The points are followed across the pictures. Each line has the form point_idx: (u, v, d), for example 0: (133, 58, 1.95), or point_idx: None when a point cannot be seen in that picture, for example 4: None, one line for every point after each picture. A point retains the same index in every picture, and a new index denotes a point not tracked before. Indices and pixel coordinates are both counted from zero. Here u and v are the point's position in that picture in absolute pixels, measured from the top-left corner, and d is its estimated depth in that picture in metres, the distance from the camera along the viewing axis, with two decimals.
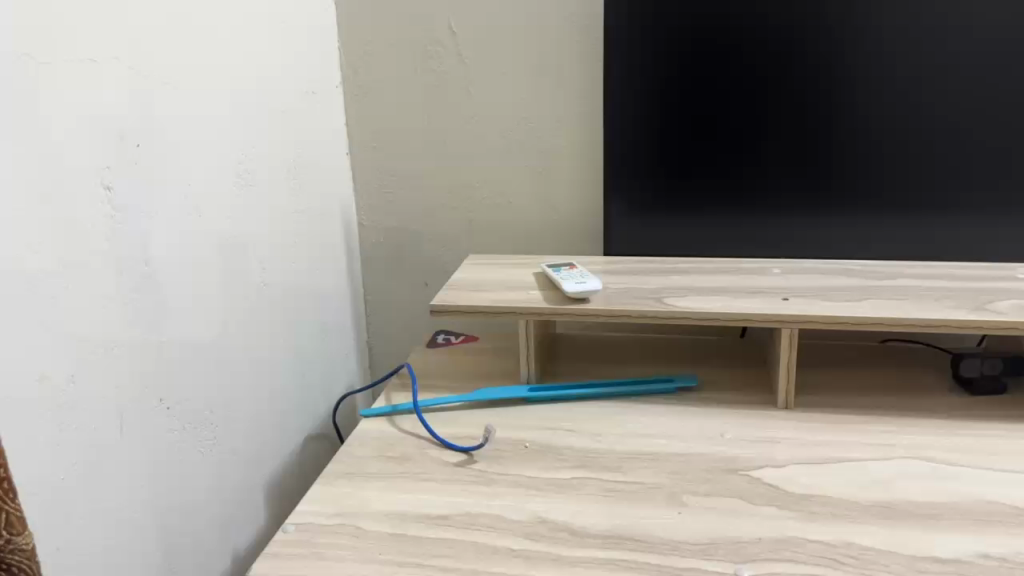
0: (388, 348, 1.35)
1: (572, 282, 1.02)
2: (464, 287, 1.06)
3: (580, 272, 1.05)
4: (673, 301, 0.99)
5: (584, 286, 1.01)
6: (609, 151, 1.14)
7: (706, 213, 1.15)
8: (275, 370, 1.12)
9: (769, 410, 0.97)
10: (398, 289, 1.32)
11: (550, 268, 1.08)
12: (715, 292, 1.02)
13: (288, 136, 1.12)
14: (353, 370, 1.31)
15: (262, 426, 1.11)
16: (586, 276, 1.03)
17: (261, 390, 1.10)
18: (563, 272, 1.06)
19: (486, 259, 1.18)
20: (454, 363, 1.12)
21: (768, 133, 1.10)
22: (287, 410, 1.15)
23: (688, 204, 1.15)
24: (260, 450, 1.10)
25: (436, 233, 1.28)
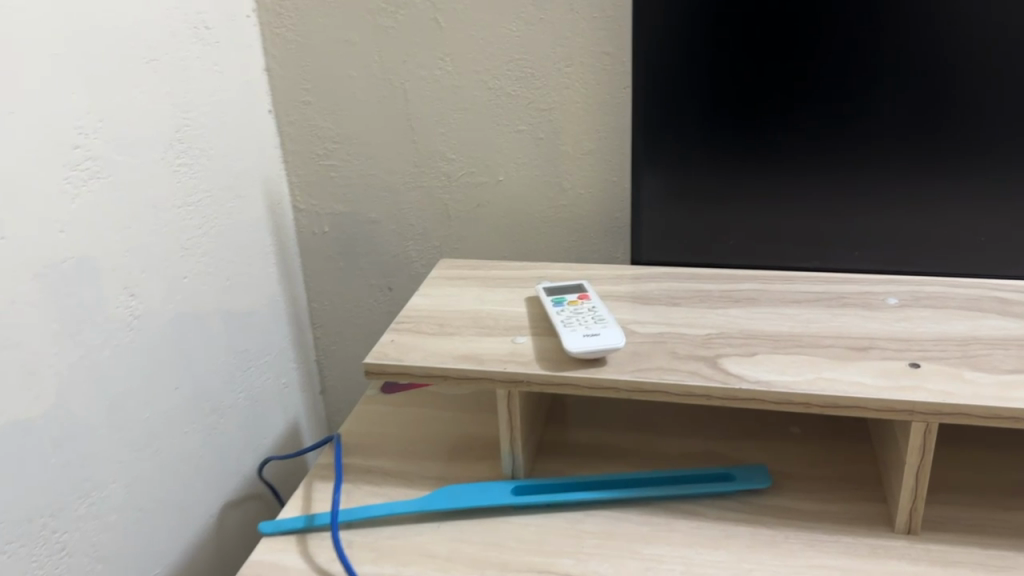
0: (343, 369, 1.02)
1: (574, 329, 0.66)
2: (421, 328, 0.72)
3: (591, 308, 0.70)
4: (736, 364, 0.64)
5: (592, 336, 0.65)
6: (636, 119, 0.74)
7: (784, 216, 0.76)
8: (162, 431, 0.80)
9: (883, 542, 0.62)
10: (352, 296, 0.97)
11: (548, 299, 0.72)
12: (799, 346, 0.66)
13: (164, 94, 0.76)
14: (297, 403, 0.99)
15: (149, 509, 0.79)
16: (600, 316, 0.68)
17: (141, 460, 0.78)
18: (566, 307, 0.70)
19: (463, 270, 0.83)
20: (412, 429, 0.78)
21: (886, 101, 0.69)
22: (188, 478, 0.84)
23: (755, 199, 0.76)
24: (148, 541, 0.79)
25: (399, 224, 0.93)
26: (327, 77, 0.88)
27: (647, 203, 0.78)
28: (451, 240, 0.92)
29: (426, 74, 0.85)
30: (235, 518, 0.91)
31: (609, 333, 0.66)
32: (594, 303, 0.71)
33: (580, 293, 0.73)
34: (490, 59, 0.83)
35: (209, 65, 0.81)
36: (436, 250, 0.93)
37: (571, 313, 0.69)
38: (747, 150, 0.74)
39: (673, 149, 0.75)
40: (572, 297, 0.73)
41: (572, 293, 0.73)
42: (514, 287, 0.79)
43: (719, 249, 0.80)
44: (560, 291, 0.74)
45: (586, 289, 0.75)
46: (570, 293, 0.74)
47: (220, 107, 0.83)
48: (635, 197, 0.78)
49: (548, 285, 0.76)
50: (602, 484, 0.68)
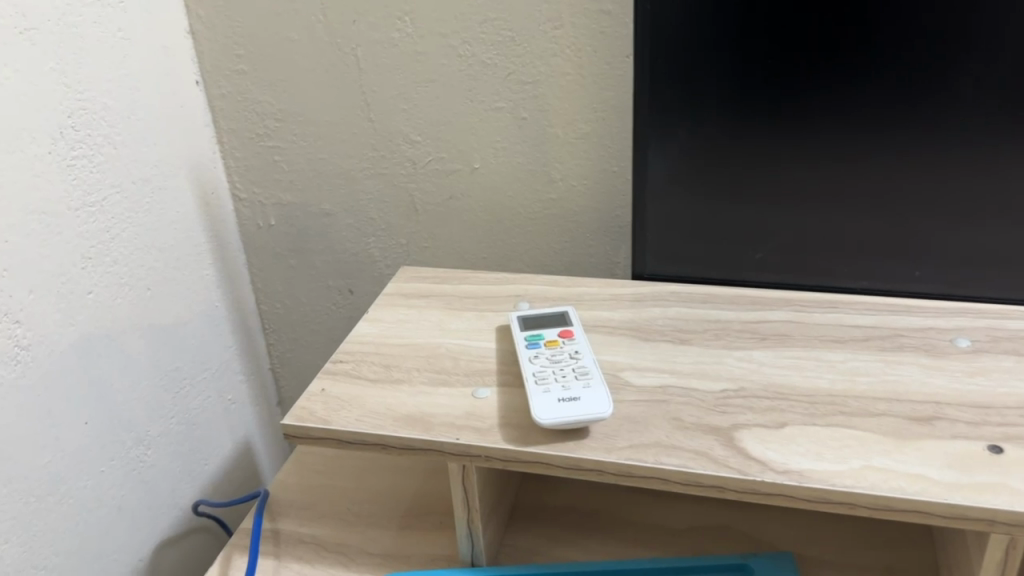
0: (302, 377, 0.89)
1: (547, 390, 0.51)
2: (360, 371, 0.58)
3: (573, 355, 0.54)
4: (759, 443, 0.49)
5: (570, 403, 0.50)
6: (641, 101, 0.57)
7: (825, 224, 0.60)
8: (72, 475, 0.67)
9: None
10: (307, 299, 0.83)
11: (522, 339, 0.57)
12: (842, 414, 0.51)
13: (48, 69, 0.60)
14: (245, 419, 0.86)
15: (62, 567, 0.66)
16: (583, 370, 0.52)
17: (45, 513, 0.64)
18: (542, 353, 0.55)
19: (427, 283, 0.68)
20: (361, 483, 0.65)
21: (972, 85, 0.52)
22: (106, 525, 0.71)
23: (788, 205, 0.60)
24: None
25: (357, 219, 0.78)
26: (262, 40, 0.71)
27: (651, 203, 0.62)
28: (419, 238, 0.77)
29: (382, 37, 0.68)
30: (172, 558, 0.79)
31: (592, 397, 0.50)
32: (579, 346, 0.55)
33: (563, 331, 0.58)
34: (460, 19, 0.66)
35: (110, 30, 0.65)
36: (402, 249, 0.78)
37: (547, 363, 0.54)
38: (780, 141, 0.57)
39: (685, 138, 0.59)
40: (552, 336, 0.57)
41: (552, 330, 0.58)
42: (484, 311, 0.64)
43: (740, 262, 0.64)
44: (538, 325, 0.59)
45: (571, 322, 0.59)
46: (549, 328, 0.58)
47: (128, 82, 0.67)
48: (636, 197, 0.62)
49: (525, 314, 0.61)
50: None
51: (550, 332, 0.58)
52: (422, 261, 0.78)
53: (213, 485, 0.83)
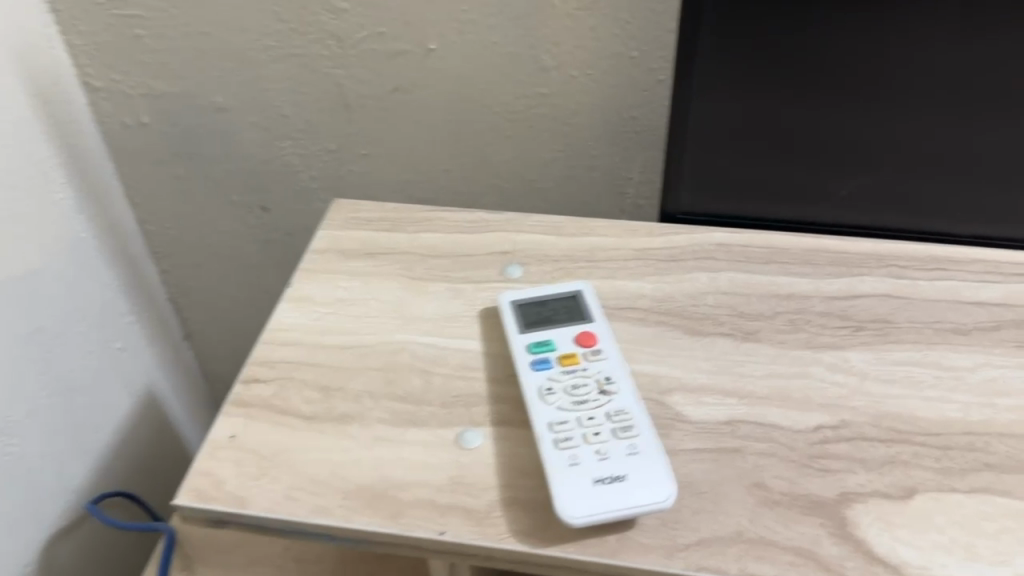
0: (211, 307, 0.70)
1: (577, 463, 0.34)
2: (287, 400, 0.39)
3: (604, 390, 0.37)
4: (882, 530, 0.34)
5: (615, 489, 0.33)
6: None
7: (949, 144, 0.41)
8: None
9: None
10: (207, 216, 0.63)
11: (523, 351, 0.39)
12: (987, 469, 0.36)
13: None
14: (137, 367, 0.66)
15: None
16: (624, 421, 0.35)
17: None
18: (557, 384, 0.37)
19: (375, 231, 0.48)
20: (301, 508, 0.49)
21: None
22: None
23: (903, 120, 0.41)
24: None
25: (266, 118, 0.56)
26: None
27: (697, 111, 0.42)
28: (355, 143, 0.56)
29: None
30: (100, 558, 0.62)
31: (646, 477, 0.33)
32: (609, 371, 0.38)
33: (582, 337, 0.40)
34: None
35: None
36: (329, 156, 0.57)
37: (568, 406, 0.36)
38: (908, 9, 0.37)
39: (768, 15, 0.38)
40: (566, 347, 0.39)
41: (564, 332, 0.40)
42: (457, 282, 0.45)
43: (814, 198, 0.45)
44: (543, 320, 0.41)
45: (588, 313, 0.41)
46: (560, 327, 0.40)
47: None
48: (678, 101, 0.41)
49: (520, 299, 0.42)
50: None
51: (563, 339, 0.40)
52: (361, 171, 0.58)
53: (124, 454, 0.64)
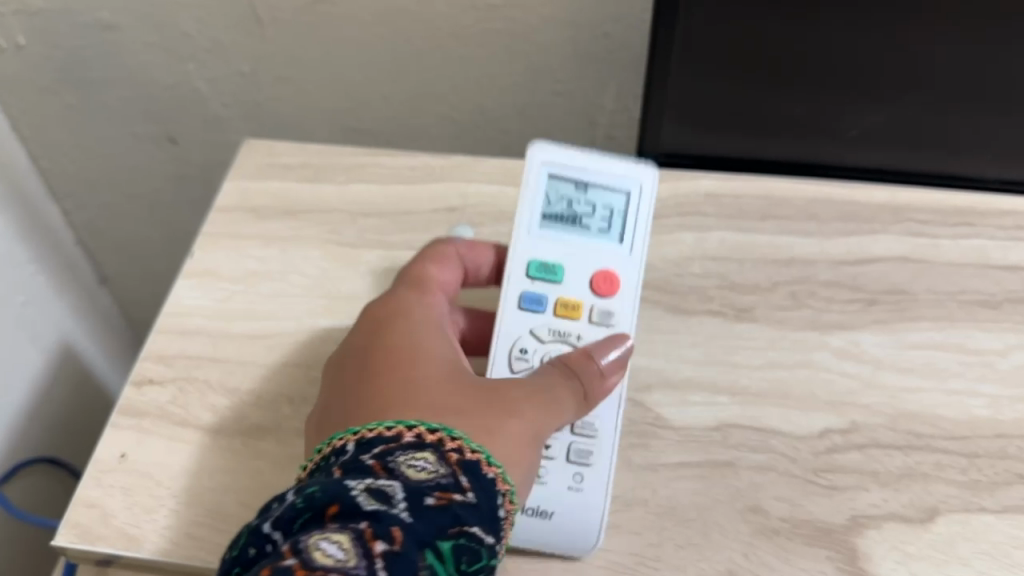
0: (127, 247, 0.62)
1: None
2: (188, 406, 0.33)
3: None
4: (901, 564, 0.28)
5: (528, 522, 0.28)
6: None
7: (994, 82, 0.33)
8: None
9: None
10: (111, 147, 0.54)
11: (518, 275, 0.31)
12: (1020, 482, 0.30)
13: None
14: (43, 322, 0.57)
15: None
16: (581, 447, 0.29)
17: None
18: (535, 346, 0.31)
19: (297, 182, 0.40)
20: None
21: None
22: None
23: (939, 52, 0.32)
24: None
25: (166, 36, 0.46)
26: None
27: (687, 25, 0.33)
28: (276, 65, 0.47)
29: None
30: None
31: (572, 533, 0.28)
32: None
33: (600, 281, 0.31)
34: None
35: None
36: (244, 80, 0.48)
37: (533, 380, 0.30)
38: None
39: None
40: (575, 289, 0.31)
41: (582, 266, 0.31)
42: (394, 248, 0.38)
43: (828, 133, 0.37)
44: (569, 221, 0.32)
45: (628, 236, 0.32)
46: (584, 257, 0.31)
47: None
48: (661, 9, 0.32)
49: (558, 168, 0.31)
50: None
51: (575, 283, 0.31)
52: (285, 97, 0.49)
53: (43, 418, 0.57)
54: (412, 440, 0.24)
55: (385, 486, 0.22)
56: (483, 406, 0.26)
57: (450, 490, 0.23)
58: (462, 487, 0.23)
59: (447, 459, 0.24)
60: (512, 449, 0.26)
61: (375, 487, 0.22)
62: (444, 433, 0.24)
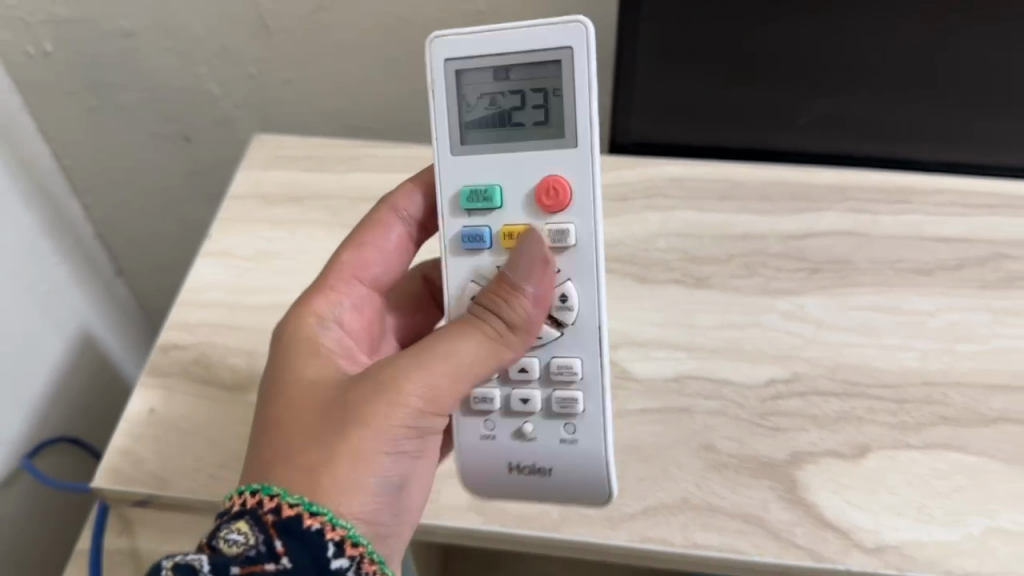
0: (143, 241, 0.66)
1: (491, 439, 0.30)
2: (208, 368, 0.37)
3: (555, 326, 0.30)
4: (834, 493, 0.32)
5: (532, 483, 0.30)
6: None
7: (912, 79, 0.37)
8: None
9: None
10: (128, 147, 0.58)
11: (452, 211, 0.30)
12: (944, 423, 0.34)
13: None
14: (66, 311, 0.61)
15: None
16: (563, 395, 0.30)
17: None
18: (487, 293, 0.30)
19: (302, 172, 0.45)
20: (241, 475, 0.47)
21: None
22: None
23: (858, 56, 0.37)
24: None
25: (180, 43, 0.51)
26: None
27: (649, 24, 0.37)
28: (281, 69, 0.52)
29: None
30: (58, 504, 0.61)
31: (577, 481, 0.30)
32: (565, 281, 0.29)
33: (543, 193, 0.29)
34: None
35: None
36: (252, 82, 0.53)
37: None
38: None
39: None
40: (518, 211, 0.30)
41: (524, 181, 0.29)
42: None
43: (777, 123, 0.41)
44: (498, 124, 0.30)
45: (571, 134, 0.29)
46: (518, 171, 0.30)
47: None
48: (625, 20, 0.37)
49: (462, 65, 0.29)
50: None
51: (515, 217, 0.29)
52: (289, 97, 0.54)
53: (63, 398, 0.61)
54: (239, 507, 0.26)
55: (198, 561, 0.25)
56: (331, 424, 0.27)
57: (260, 563, 0.24)
58: (276, 553, 0.25)
59: (261, 524, 0.25)
60: (358, 463, 0.27)
61: (188, 562, 0.25)
62: (262, 496, 0.26)
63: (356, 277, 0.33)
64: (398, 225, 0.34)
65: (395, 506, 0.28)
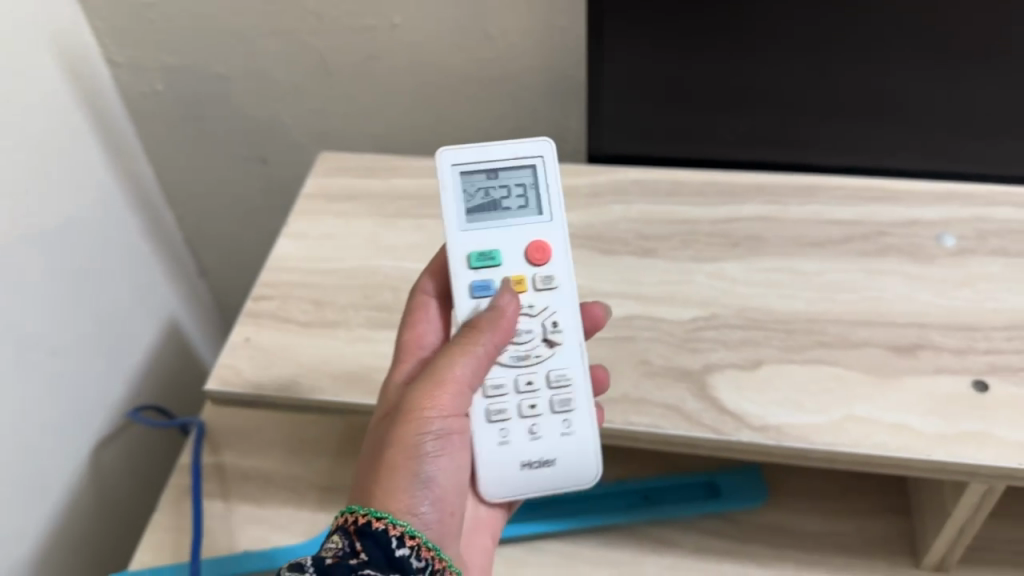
0: (223, 246, 0.81)
1: (508, 441, 0.41)
2: (288, 310, 0.51)
3: (551, 344, 0.42)
4: (734, 391, 0.45)
5: (541, 473, 0.41)
6: None
7: (802, 110, 0.51)
8: (36, 431, 0.58)
9: (927, 558, 0.49)
10: (215, 167, 0.74)
11: (465, 266, 0.42)
12: (822, 346, 0.47)
13: None
14: (161, 300, 0.76)
15: (46, 516, 0.60)
16: (561, 396, 0.41)
17: (18, 484, 0.57)
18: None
19: (356, 178, 0.59)
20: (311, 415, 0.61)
21: None
22: (46, 446, 0.60)
23: (760, 98, 0.51)
24: (20, 543, 0.57)
25: (262, 85, 0.66)
26: None
27: (609, 88, 0.51)
28: (338, 102, 0.67)
29: None
30: (145, 459, 0.75)
31: (569, 462, 0.41)
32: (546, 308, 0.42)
33: (532, 252, 0.42)
34: None
35: None
36: (316, 115, 0.68)
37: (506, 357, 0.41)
38: (735, 22, 0.47)
39: (642, 26, 0.48)
40: (515, 267, 0.42)
41: (513, 244, 0.43)
42: (421, 217, 0.56)
43: (710, 140, 0.54)
44: (490, 208, 0.43)
45: (546, 210, 0.43)
46: (512, 237, 0.43)
47: None
48: (593, 86, 0.51)
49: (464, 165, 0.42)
50: (605, 507, 0.53)
51: (502, 286, 0.41)
52: (343, 126, 0.69)
53: (158, 372, 0.76)
54: (337, 529, 0.35)
55: (303, 563, 0.34)
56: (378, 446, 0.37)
57: (347, 557, 0.34)
58: (356, 551, 0.34)
59: (348, 533, 0.35)
60: (399, 461, 0.37)
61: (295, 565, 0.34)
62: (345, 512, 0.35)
63: (420, 350, 0.43)
64: (430, 303, 0.45)
65: (430, 493, 0.37)
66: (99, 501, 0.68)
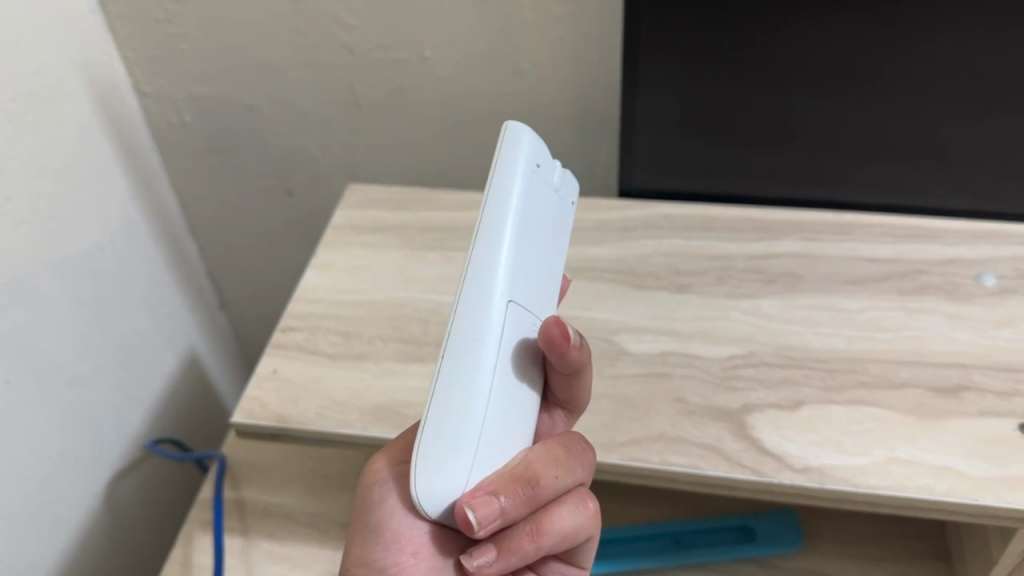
0: (245, 277, 0.81)
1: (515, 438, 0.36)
2: (315, 340, 0.50)
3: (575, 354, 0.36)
4: (774, 431, 0.44)
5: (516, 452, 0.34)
6: (631, 27, 0.46)
7: (835, 150, 0.51)
8: (54, 461, 0.57)
9: None
10: (239, 198, 0.74)
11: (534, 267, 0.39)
12: (863, 386, 0.46)
13: None
14: (182, 332, 0.76)
15: (61, 550, 0.59)
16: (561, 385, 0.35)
17: (34, 516, 0.55)
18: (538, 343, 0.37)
19: (383, 210, 0.59)
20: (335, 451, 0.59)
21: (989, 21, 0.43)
22: (65, 478, 0.59)
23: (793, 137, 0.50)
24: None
25: (290, 118, 0.66)
26: None
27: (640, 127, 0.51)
28: (364, 135, 0.67)
29: None
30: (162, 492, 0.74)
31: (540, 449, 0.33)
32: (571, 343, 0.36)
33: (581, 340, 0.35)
34: None
35: None
36: (344, 147, 0.68)
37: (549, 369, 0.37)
38: (766, 65, 0.47)
39: (674, 67, 0.48)
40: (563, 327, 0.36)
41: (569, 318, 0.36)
42: (450, 249, 0.55)
43: (741, 178, 0.54)
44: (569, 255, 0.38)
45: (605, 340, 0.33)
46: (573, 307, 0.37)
47: None
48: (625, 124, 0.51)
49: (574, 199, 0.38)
50: (636, 550, 0.51)
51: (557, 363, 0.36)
52: (370, 158, 0.69)
53: (176, 404, 0.75)
54: None
55: None
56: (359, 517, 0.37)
57: None
58: None
59: None
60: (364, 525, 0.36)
61: None
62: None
63: None
64: None
65: (398, 545, 0.35)
66: (115, 535, 0.67)
